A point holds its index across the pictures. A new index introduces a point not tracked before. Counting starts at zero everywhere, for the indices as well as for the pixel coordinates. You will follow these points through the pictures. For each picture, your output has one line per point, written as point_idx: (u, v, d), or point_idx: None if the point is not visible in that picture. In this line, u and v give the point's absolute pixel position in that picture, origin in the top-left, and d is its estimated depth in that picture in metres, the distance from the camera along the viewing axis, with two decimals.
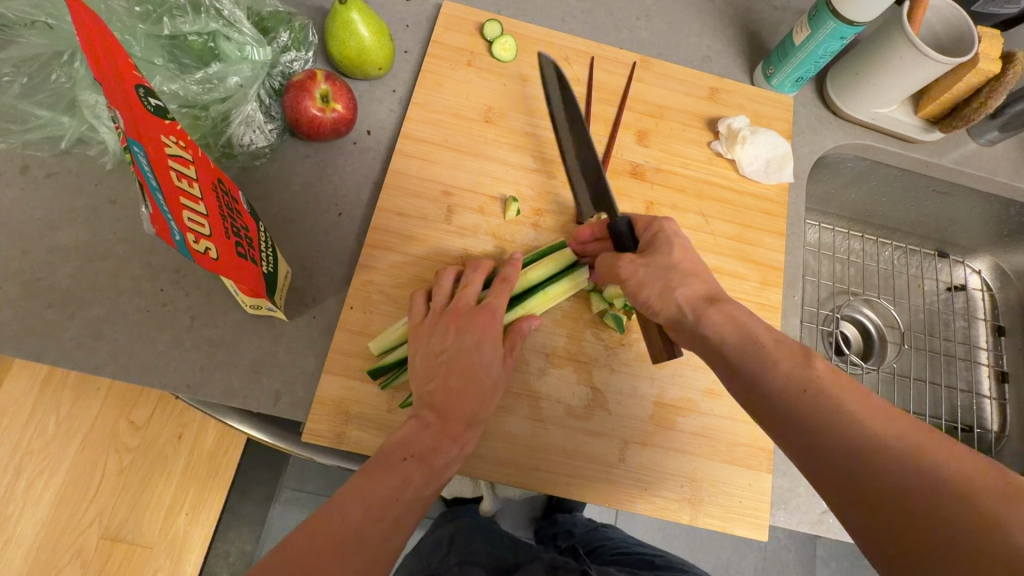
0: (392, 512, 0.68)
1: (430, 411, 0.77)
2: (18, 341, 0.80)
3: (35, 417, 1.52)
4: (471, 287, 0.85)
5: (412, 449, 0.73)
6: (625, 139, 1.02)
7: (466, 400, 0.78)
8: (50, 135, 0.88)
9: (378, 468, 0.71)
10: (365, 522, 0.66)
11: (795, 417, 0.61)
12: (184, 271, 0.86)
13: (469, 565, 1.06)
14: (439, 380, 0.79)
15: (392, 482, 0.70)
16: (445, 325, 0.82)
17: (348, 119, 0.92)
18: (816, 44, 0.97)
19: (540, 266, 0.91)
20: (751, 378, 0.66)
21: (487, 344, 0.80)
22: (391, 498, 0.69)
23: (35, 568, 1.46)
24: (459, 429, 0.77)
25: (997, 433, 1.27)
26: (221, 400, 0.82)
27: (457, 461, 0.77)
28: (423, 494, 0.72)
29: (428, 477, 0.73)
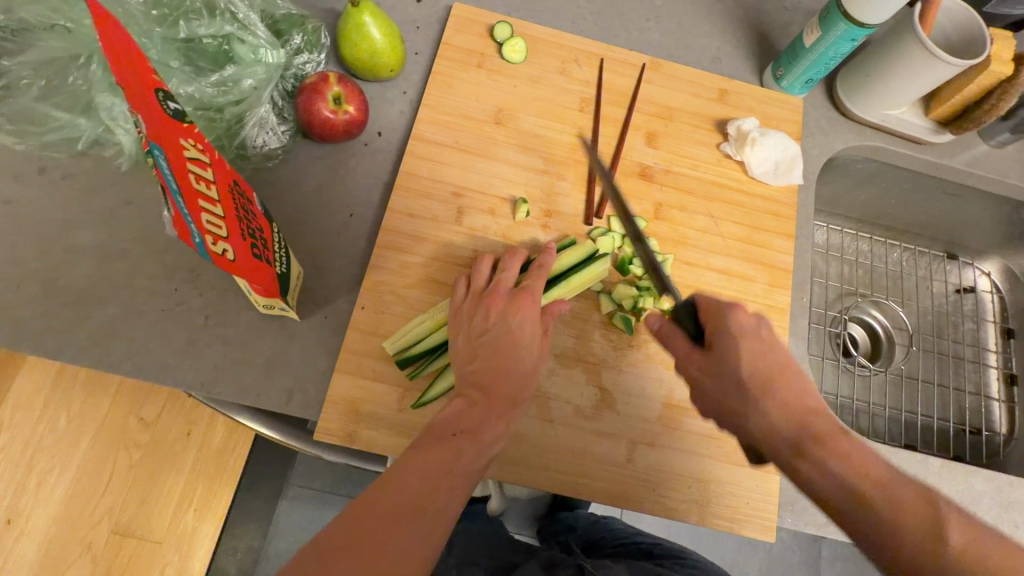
0: (445, 484, 0.68)
1: (477, 390, 0.78)
2: (36, 339, 0.81)
3: (49, 413, 1.55)
4: (507, 272, 0.87)
5: (460, 426, 0.74)
6: (635, 141, 1.02)
7: (510, 377, 0.79)
8: (67, 136, 0.89)
9: (427, 445, 0.71)
10: (419, 497, 0.66)
11: (802, 465, 0.64)
12: (198, 271, 0.87)
13: (470, 564, 1.06)
14: (481, 360, 0.81)
15: (444, 456, 0.70)
16: (484, 307, 0.84)
17: (360, 120, 0.93)
18: (827, 45, 0.97)
19: (574, 250, 0.93)
20: (765, 425, 0.68)
21: (528, 322, 0.82)
22: (443, 473, 0.69)
23: (48, 561, 1.48)
24: (504, 405, 0.78)
25: (1004, 436, 1.25)
26: (234, 398, 0.83)
27: (504, 436, 0.77)
28: (474, 468, 0.72)
29: (479, 452, 0.73)
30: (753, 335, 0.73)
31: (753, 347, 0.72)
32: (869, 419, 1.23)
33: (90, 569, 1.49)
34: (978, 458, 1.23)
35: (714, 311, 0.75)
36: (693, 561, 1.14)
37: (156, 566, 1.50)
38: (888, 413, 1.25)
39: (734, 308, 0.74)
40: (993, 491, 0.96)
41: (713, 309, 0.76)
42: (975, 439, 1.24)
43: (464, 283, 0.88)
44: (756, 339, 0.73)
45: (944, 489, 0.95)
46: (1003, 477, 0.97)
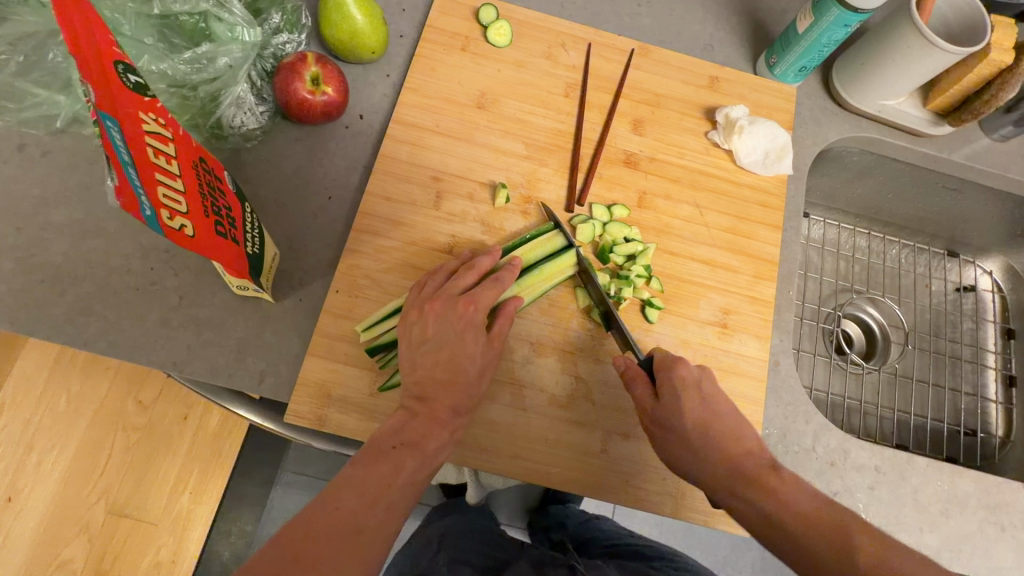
0: (385, 498, 0.68)
1: (418, 401, 0.78)
2: (13, 315, 0.82)
3: (44, 394, 1.57)
4: (459, 280, 0.84)
5: (402, 437, 0.74)
6: (620, 128, 1.00)
7: (452, 387, 0.78)
8: (46, 113, 0.89)
9: (367, 459, 0.71)
10: (358, 513, 0.66)
11: (744, 511, 0.70)
12: (174, 251, 0.87)
13: (458, 565, 1.04)
14: (425, 369, 0.80)
15: (384, 470, 0.70)
16: (429, 316, 0.82)
17: (339, 102, 0.92)
18: (819, 31, 0.94)
19: (526, 249, 0.91)
20: (707, 472, 0.73)
21: (470, 332, 0.81)
22: (383, 486, 0.69)
23: (41, 540, 1.49)
24: (447, 415, 0.78)
25: (1001, 439, 1.21)
26: (207, 379, 0.83)
27: (449, 445, 0.77)
28: (417, 479, 0.72)
29: (420, 464, 0.73)
30: (693, 386, 0.77)
31: (694, 398, 0.76)
32: (861, 417, 1.21)
33: (84, 550, 1.51)
34: (971, 460, 1.20)
35: (665, 364, 0.78)
36: (682, 562, 1.08)
37: (148, 548, 1.52)
38: (880, 412, 1.22)
39: (679, 362, 0.78)
40: (980, 492, 0.93)
41: (665, 363, 0.79)
42: (970, 440, 1.21)
43: (417, 290, 0.86)
44: (696, 391, 0.77)
45: (930, 489, 0.92)
46: (991, 479, 0.94)
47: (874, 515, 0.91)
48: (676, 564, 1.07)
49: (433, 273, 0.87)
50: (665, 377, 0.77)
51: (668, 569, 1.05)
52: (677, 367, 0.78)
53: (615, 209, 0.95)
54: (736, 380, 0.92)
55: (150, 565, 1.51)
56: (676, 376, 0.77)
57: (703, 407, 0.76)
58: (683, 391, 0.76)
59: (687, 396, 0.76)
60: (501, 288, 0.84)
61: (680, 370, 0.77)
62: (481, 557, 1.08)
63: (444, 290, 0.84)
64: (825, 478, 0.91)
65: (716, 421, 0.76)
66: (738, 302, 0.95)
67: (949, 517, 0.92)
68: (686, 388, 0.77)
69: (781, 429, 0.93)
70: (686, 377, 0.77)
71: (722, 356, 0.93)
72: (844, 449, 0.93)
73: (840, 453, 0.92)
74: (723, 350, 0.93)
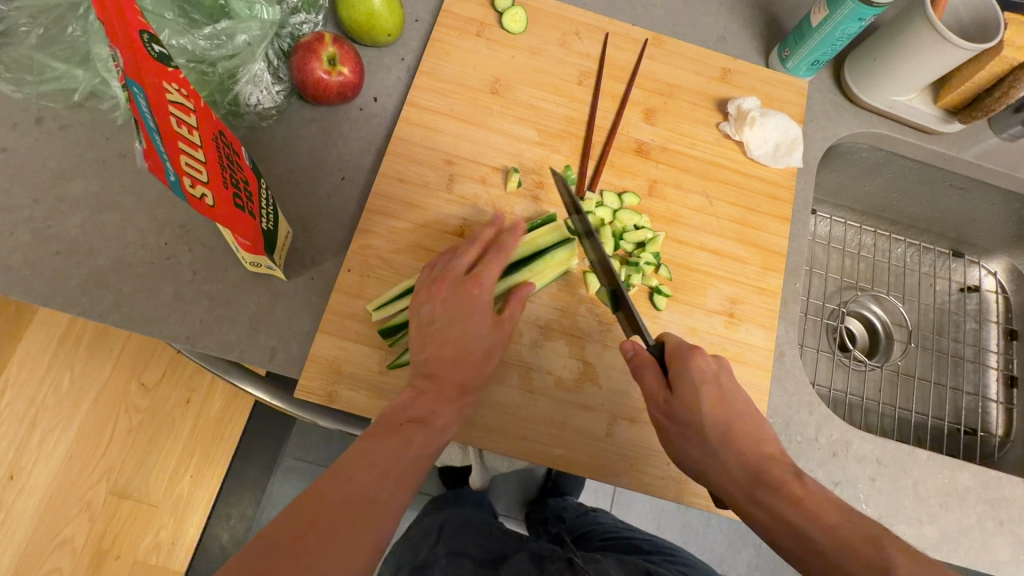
0: (395, 471, 0.70)
1: (425, 379, 0.79)
2: (28, 285, 0.83)
3: (50, 373, 1.57)
4: (467, 261, 0.85)
5: (410, 414, 0.75)
6: (632, 117, 1.01)
7: (459, 365, 0.79)
8: (64, 87, 0.90)
9: (376, 435, 0.73)
10: (370, 484, 0.68)
11: (750, 495, 0.71)
12: (188, 227, 0.88)
13: (459, 556, 1.04)
14: (432, 347, 0.80)
15: (394, 445, 0.72)
16: (438, 296, 0.83)
17: (355, 83, 0.93)
18: (833, 25, 0.94)
19: (524, 241, 0.92)
20: (715, 456, 0.74)
21: (477, 310, 0.81)
22: (393, 460, 0.70)
23: (44, 517, 1.50)
24: (454, 393, 0.78)
25: (1000, 438, 1.22)
26: (219, 353, 0.84)
27: (456, 423, 0.79)
28: (424, 455, 0.74)
29: (428, 441, 0.74)
30: (713, 380, 0.77)
31: (711, 389, 0.76)
32: (863, 413, 1.21)
33: (87, 528, 1.52)
34: (970, 458, 1.21)
35: (682, 355, 0.78)
36: (681, 557, 1.09)
37: (150, 528, 1.53)
38: (881, 408, 1.23)
39: (697, 353, 0.78)
40: (979, 486, 0.94)
41: (682, 353, 0.78)
42: (970, 439, 1.21)
43: (429, 271, 0.87)
44: (714, 384, 0.77)
45: (930, 481, 0.93)
46: (991, 473, 0.95)
47: (874, 505, 0.92)
48: (675, 557, 1.09)
49: (444, 254, 0.88)
50: (684, 370, 0.77)
51: (667, 564, 1.06)
52: (696, 358, 0.77)
53: (626, 196, 0.96)
54: (742, 369, 0.93)
55: (151, 545, 1.52)
56: (696, 367, 0.77)
57: (720, 399, 0.76)
58: (701, 385, 0.76)
59: (705, 390, 0.76)
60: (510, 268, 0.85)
61: (701, 361, 0.77)
62: (481, 544, 1.09)
63: (453, 269, 0.85)
64: (827, 468, 0.92)
65: (731, 417, 0.76)
66: (745, 292, 0.96)
67: (948, 510, 0.93)
68: (705, 382, 0.77)
69: (784, 418, 0.94)
70: (705, 370, 0.77)
71: (728, 345, 0.94)
72: (846, 440, 0.93)
73: (842, 444, 0.93)
74: (729, 339, 0.94)
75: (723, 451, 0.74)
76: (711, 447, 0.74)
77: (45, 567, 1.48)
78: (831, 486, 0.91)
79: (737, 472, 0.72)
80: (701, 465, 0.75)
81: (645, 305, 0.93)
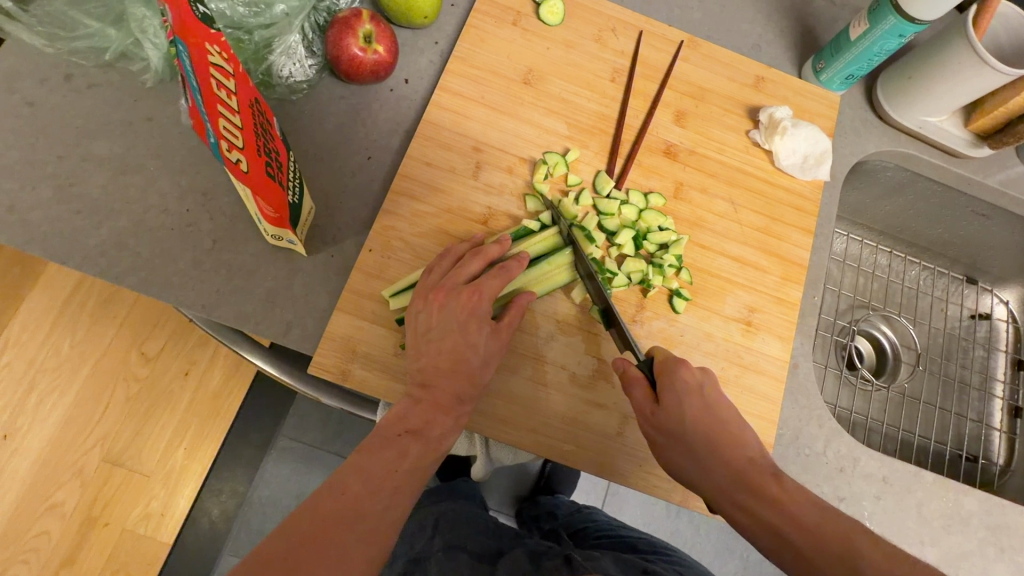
0: (391, 483, 0.70)
1: (420, 388, 0.78)
2: (47, 242, 0.82)
3: (53, 335, 1.57)
4: (463, 269, 0.84)
5: (406, 424, 0.75)
6: (663, 118, 1.00)
7: (456, 378, 0.78)
8: (96, 46, 0.89)
9: (373, 446, 0.73)
10: (362, 498, 0.68)
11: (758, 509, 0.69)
12: (212, 195, 0.87)
13: (456, 549, 1.02)
14: (428, 359, 0.80)
15: (390, 456, 0.72)
16: (432, 307, 0.81)
17: (388, 63, 0.92)
18: (872, 40, 0.94)
19: (534, 241, 0.92)
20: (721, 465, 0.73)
21: (471, 322, 0.81)
22: (387, 471, 0.71)
23: (36, 479, 1.50)
24: (451, 403, 0.78)
25: (1001, 467, 1.22)
26: (234, 324, 0.84)
27: (454, 432, 0.78)
28: (424, 463, 0.74)
29: (425, 451, 0.74)
30: (696, 392, 0.77)
31: (696, 401, 0.76)
32: (865, 432, 1.21)
33: (79, 493, 1.51)
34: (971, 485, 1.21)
35: (667, 368, 0.78)
36: (677, 558, 1.09)
37: (140, 498, 1.52)
38: (885, 429, 1.23)
39: (681, 363, 0.78)
40: (983, 512, 0.94)
41: (668, 365, 0.78)
42: (971, 466, 1.21)
43: (423, 280, 0.85)
44: (699, 396, 0.77)
45: (934, 504, 0.93)
46: (996, 500, 0.95)
47: (877, 524, 0.91)
48: (672, 558, 1.08)
49: (439, 260, 0.86)
50: (667, 383, 0.77)
51: (664, 564, 1.05)
52: (679, 368, 0.78)
53: (652, 197, 0.95)
54: (755, 378, 0.93)
55: (141, 515, 1.52)
56: (679, 379, 0.77)
57: (704, 409, 0.77)
58: (687, 397, 0.76)
59: (689, 401, 0.76)
60: (507, 277, 0.84)
61: (684, 373, 0.77)
62: (476, 538, 1.08)
63: (448, 278, 0.83)
64: (833, 483, 0.92)
65: (717, 426, 0.76)
66: (764, 301, 0.95)
67: (951, 533, 0.93)
68: (689, 395, 0.77)
69: (794, 430, 0.93)
70: (689, 381, 0.77)
71: (744, 353, 0.93)
72: (854, 457, 0.93)
73: (849, 460, 0.93)
74: (745, 347, 0.93)
75: (735, 454, 0.74)
76: (710, 447, 0.74)
77: (34, 529, 1.47)
78: (835, 502, 0.91)
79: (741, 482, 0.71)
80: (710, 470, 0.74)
81: (664, 306, 0.93)
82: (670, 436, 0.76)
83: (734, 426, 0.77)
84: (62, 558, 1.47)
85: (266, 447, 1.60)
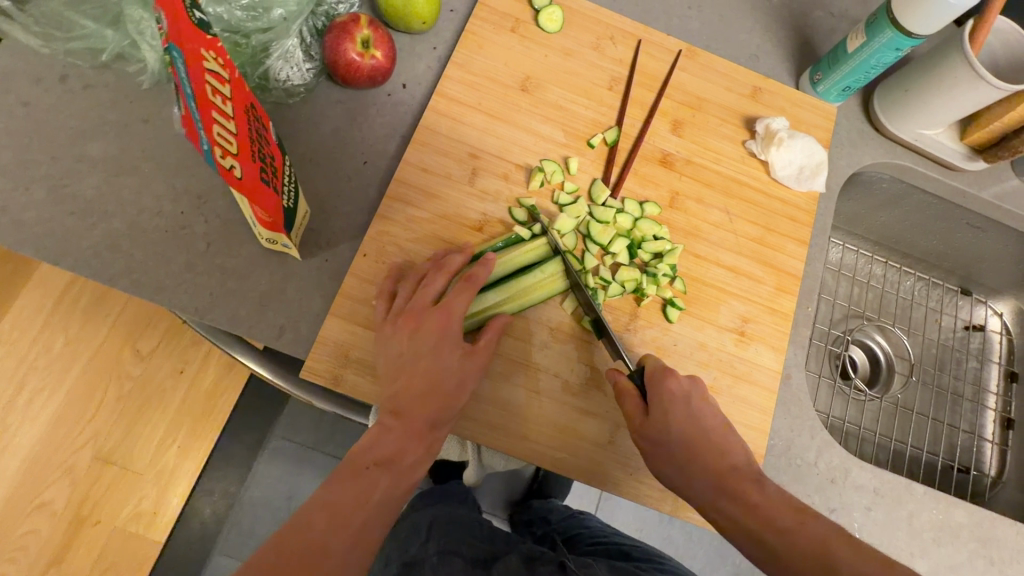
0: (358, 515, 0.70)
1: (392, 416, 0.78)
2: (39, 243, 0.82)
3: (45, 333, 1.56)
4: (430, 288, 0.84)
5: (377, 455, 0.75)
6: (660, 127, 1.01)
7: (428, 404, 0.78)
8: (92, 46, 0.89)
9: (341, 478, 0.73)
10: (328, 532, 0.69)
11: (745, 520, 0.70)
12: (207, 198, 0.87)
13: (449, 555, 1.02)
14: (400, 384, 0.79)
15: (358, 488, 0.72)
16: (399, 329, 0.82)
17: (386, 68, 0.92)
18: (869, 53, 0.94)
19: (523, 250, 0.92)
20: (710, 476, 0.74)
21: (443, 345, 0.81)
22: (355, 504, 0.71)
23: (26, 477, 1.49)
24: (423, 430, 0.78)
25: (992, 478, 1.23)
26: (226, 327, 0.83)
27: (427, 460, 0.78)
28: (394, 494, 0.74)
29: (394, 479, 0.75)
30: (683, 402, 0.78)
31: (684, 411, 0.77)
32: (857, 442, 1.22)
33: (69, 491, 1.50)
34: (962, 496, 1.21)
35: (656, 377, 0.79)
36: (669, 566, 1.09)
37: (132, 498, 1.52)
38: (877, 439, 1.23)
39: (669, 373, 0.79)
40: (973, 524, 0.94)
41: (657, 374, 0.79)
42: (962, 477, 1.22)
43: (390, 304, 0.85)
44: (687, 406, 0.78)
45: (925, 516, 0.93)
46: (986, 513, 0.95)
47: (868, 535, 0.92)
48: (665, 566, 1.09)
49: (406, 281, 0.86)
50: (655, 393, 0.78)
51: (656, 572, 1.06)
52: (667, 378, 0.78)
53: (648, 206, 0.95)
54: (748, 388, 0.93)
55: (132, 515, 1.51)
56: (667, 389, 0.77)
57: (692, 419, 0.77)
58: (674, 407, 0.77)
59: (676, 411, 0.77)
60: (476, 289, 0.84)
61: (672, 383, 0.78)
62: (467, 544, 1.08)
63: (415, 299, 0.83)
64: (824, 493, 0.92)
65: (702, 436, 0.77)
66: (758, 312, 0.96)
67: (941, 545, 0.93)
68: (677, 405, 0.77)
69: (786, 441, 0.94)
70: (677, 392, 0.78)
71: (737, 363, 0.93)
72: (845, 468, 0.93)
73: (841, 471, 0.93)
74: (738, 357, 0.94)
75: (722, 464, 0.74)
76: (702, 455, 0.74)
77: (23, 528, 1.46)
78: (826, 513, 0.91)
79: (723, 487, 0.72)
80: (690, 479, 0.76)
81: (657, 315, 0.93)
82: (657, 445, 0.76)
83: (722, 436, 0.78)
84: (52, 558, 1.46)
85: (258, 447, 1.58)
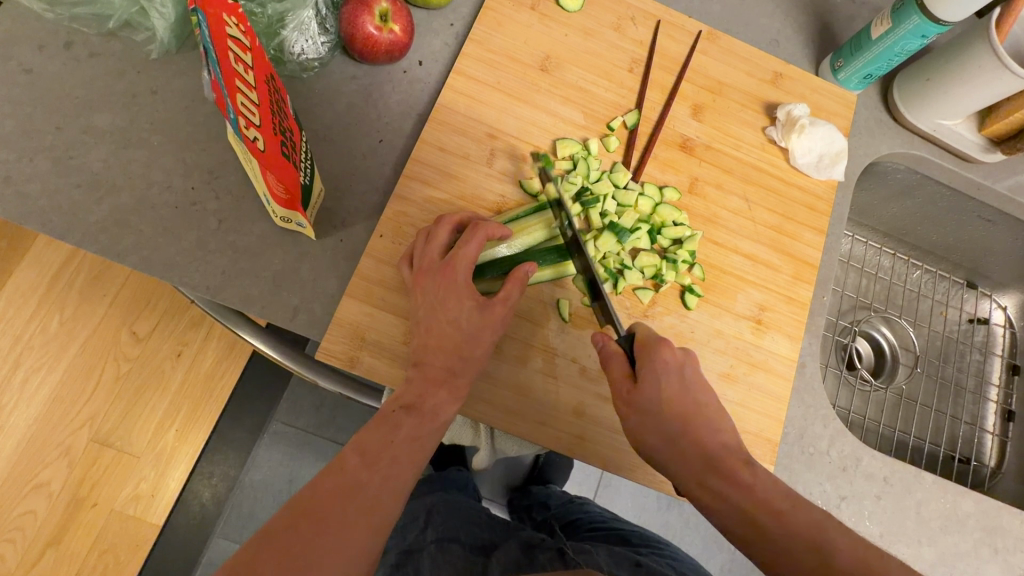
0: (390, 454, 0.70)
1: (415, 367, 0.78)
2: (44, 217, 0.79)
3: (42, 311, 1.53)
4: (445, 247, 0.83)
5: (402, 400, 0.75)
6: (680, 111, 0.99)
7: (447, 356, 0.78)
8: (99, 13, 0.86)
9: (372, 423, 0.73)
10: (360, 471, 0.67)
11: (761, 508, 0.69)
12: (219, 173, 0.85)
13: (448, 541, 1.02)
14: (421, 340, 0.79)
15: (386, 429, 0.72)
16: (418, 289, 0.81)
17: (403, 43, 0.90)
18: (894, 39, 0.93)
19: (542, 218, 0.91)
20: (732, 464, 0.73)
21: (458, 299, 0.79)
22: (385, 445, 0.70)
23: (23, 457, 1.47)
24: (444, 376, 0.77)
25: (992, 469, 1.24)
26: (239, 306, 0.82)
27: (453, 405, 0.77)
28: (422, 437, 0.73)
29: (420, 423, 0.73)
30: (676, 372, 0.75)
31: (674, 384, 0.75)
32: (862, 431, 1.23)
33: (66, 472, 1.48)
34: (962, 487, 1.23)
35: (648, 346, 0.76)
36: (670, 551, 1.09)
37: (130, 479, 1.50)
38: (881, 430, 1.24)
39: (665, 345, 0.76)
40: (980, 513, 0.95)
41: (649, 344, 0.76)
42: (963, 467, 1.23)
43: (404, 264, 0.84)
44: (678, 375, 0.75)
45: (933, 505, 0.94)
46: (992, 502, 0.96)
47: (877, 523, 0.92)
48: (664, 551, 1.09)
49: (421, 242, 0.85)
50: (647, 362, 0.75)
51: (655, 556, 1.06)
52: (661, 349, 0.76)
53: (667, 190, 0.94)
54: (764, 376, 0.93)
55: (130, 496, 1.49)
56: (660, 358, 0.75)
57: (688, 394, 0.75)
58: (666, 377, 0.74)
59: (667, 382, 0.74)
60: None
61: (666, 355, 0.75)
62: (474, 530, 1.07)
63: (430, 259, 0.82)
64: (835, 481, 0.93)
65: (689, 404, 0.74)
66: (775, 300, 0.95)
67: (948, 534, 0.94)
68: (669, 373, 0.75)
69: (798, 428, 0.94)
70: (670, 361, 0.75)
71: (753, 351, 0.93)
72: (857, 457, 0.94)
73: (852, 459, 0.94)
74: (755, 345, 0.93)
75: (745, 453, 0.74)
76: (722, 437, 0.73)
77: (21, 508, 1.45)
78: (837, 500, 0.92)
79: (727, 472, 0.70)
80: (676, 451, 0.73)
81: (675, 302, 0.93)
82: (643, 414, 0.74)
83: None
84: (48, 539, 1.45)
85: (258, 431, 1.59)
